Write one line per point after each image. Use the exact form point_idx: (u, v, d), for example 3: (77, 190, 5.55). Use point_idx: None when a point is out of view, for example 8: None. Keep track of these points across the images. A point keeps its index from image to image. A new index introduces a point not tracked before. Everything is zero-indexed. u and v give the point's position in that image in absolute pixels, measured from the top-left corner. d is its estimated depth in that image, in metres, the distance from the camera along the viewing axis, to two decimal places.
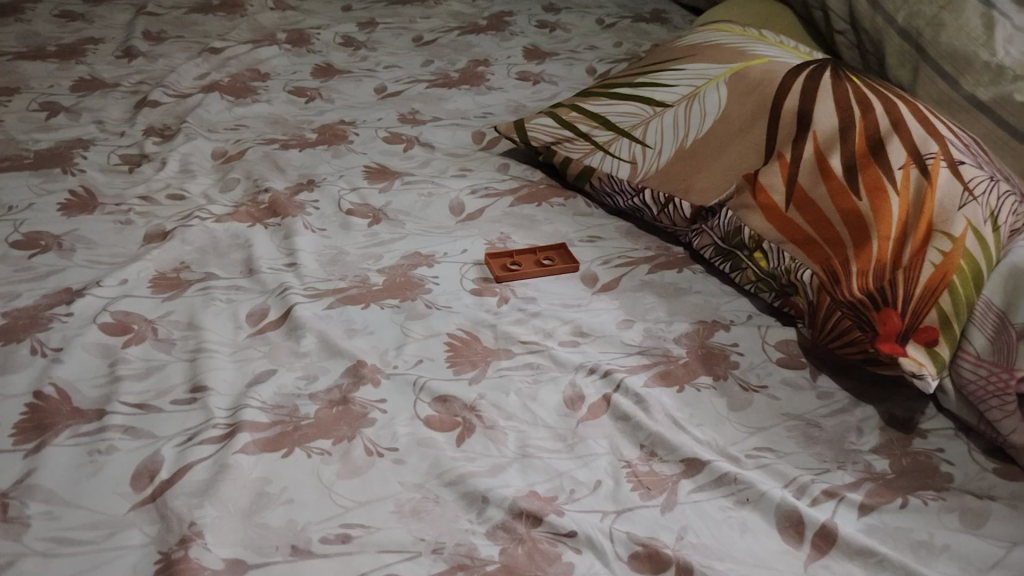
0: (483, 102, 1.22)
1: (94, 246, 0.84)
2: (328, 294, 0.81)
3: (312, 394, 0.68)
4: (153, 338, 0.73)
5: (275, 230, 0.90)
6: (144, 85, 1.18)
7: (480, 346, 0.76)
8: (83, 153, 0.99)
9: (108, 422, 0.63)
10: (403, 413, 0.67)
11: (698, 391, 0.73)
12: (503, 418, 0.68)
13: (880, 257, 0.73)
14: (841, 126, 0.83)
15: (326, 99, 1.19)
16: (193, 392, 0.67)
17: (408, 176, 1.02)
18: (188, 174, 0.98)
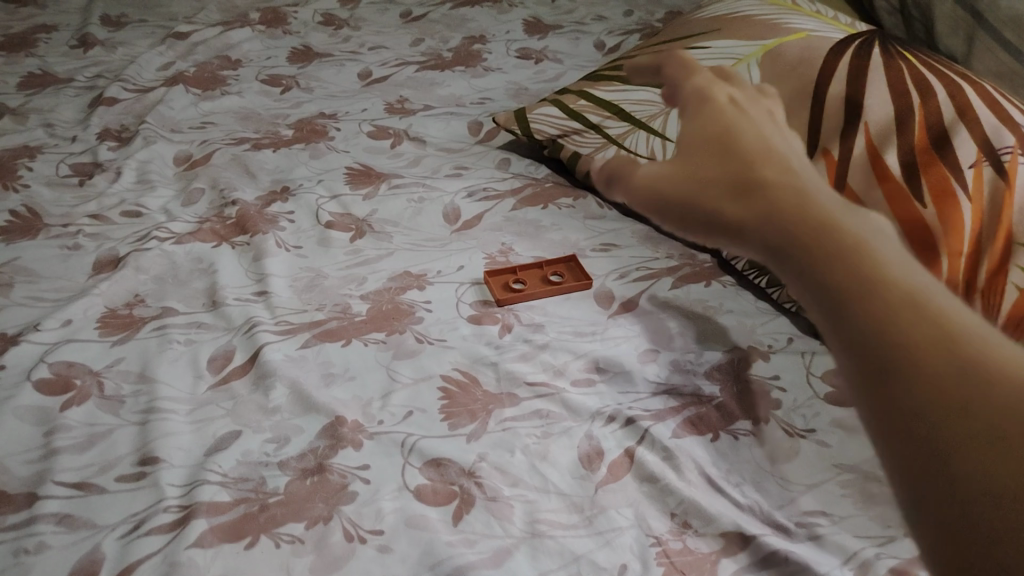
0: (479, 85, 1.10)
1: (34, 279, 0.73)
2: (303, 329, 0.70)
3: (281, 462, 0.58)
4: (98, 395, 0.62)
5: (244, 250, 0.79)
6: (101, 79, 1.06)
7: (478, 390, 0.65)
8: (28, 163, 0.88)
9: (38, 511, 0.53)
10: (389, 483, 0.57)
11: (736, 438, 0.63)
12: (508, 485, 0.58)
13: (954, 275, 0.63)
14: (896, 116, 0.72)
15: (304, 88, 1.07)
16: (142, 465, 0.57)
17: (395, 178, 0.90)
18: (146, 186, 0.86)
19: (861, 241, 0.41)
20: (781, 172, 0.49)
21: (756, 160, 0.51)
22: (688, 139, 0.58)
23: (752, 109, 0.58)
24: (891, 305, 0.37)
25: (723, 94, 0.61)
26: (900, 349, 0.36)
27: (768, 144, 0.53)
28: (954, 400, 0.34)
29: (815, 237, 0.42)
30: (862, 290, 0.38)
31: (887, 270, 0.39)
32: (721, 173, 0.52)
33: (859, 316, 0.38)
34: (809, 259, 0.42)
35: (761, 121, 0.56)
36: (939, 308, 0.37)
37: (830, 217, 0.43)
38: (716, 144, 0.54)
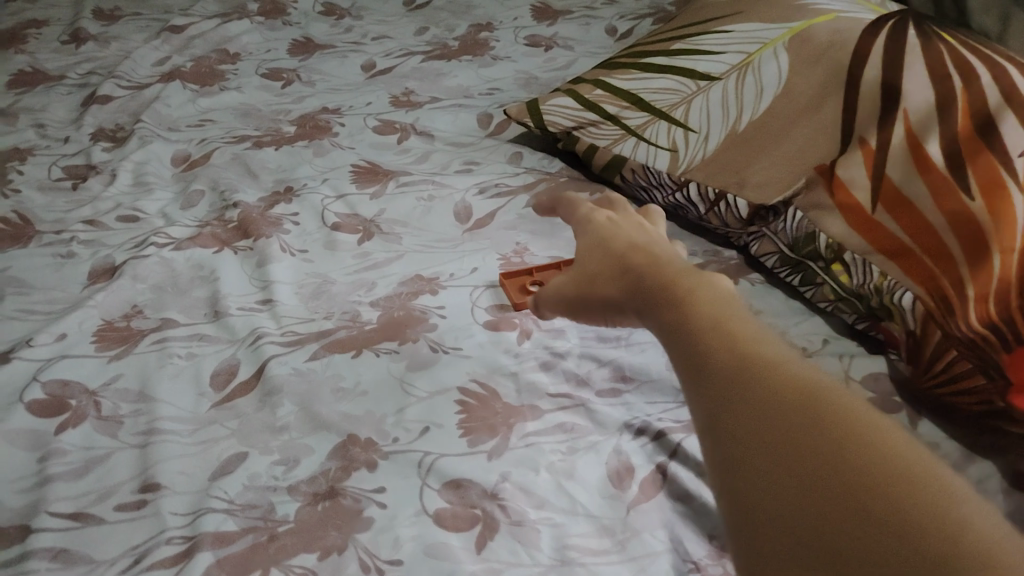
0: (488, 75, 1.05)
1: (27, 290, 0.69)
2: (311, 339, 0.66)
3: (291, 486, 0.55)
4: (95, 416, 0.59)
5: (246, 255, 0.75)
6: (95, 75, 1.02)
7: (498, 403, 0.61)
8: (19, 167, 0.84)
9: (31, 546, 0.50)
10: (406, 507, 0.53)
11: None
12: (533, 507, 0.54)
13: (1005, 277, 0.55)
14: (939, 101, 0.65)
15: (305, 81, 1.03)
16: (142, 493, 0.53)
17: (403, 176, 0.86)
18: (143, 188, 0.82)
19: (765, 355, 0.39)
20: (661, 273, 0.49)
21: (624, 278, 0.52)
22: (600, 237, 0.59)
23: (623, 225, 0.60)
24: (783, 430, 0.35)
25: (598, 219, 0.62)
26: (789, 476, 0.33)
27: (631, 252, 0.54)
28: (867, 523, 0.30)
29: (695, 347, 0.41)
30: (755, 411, 0.36)
31: (783, 392, 0.36)
32: (608, 289, 0.54)
33: (757, 450, 0.35)
34: (703, 372, 0.40)
35: (616, 237, 0.58)
36: (825, 430, 0.34)
37: (713, 309, 0.43)
38: (611, 257, 0.55)
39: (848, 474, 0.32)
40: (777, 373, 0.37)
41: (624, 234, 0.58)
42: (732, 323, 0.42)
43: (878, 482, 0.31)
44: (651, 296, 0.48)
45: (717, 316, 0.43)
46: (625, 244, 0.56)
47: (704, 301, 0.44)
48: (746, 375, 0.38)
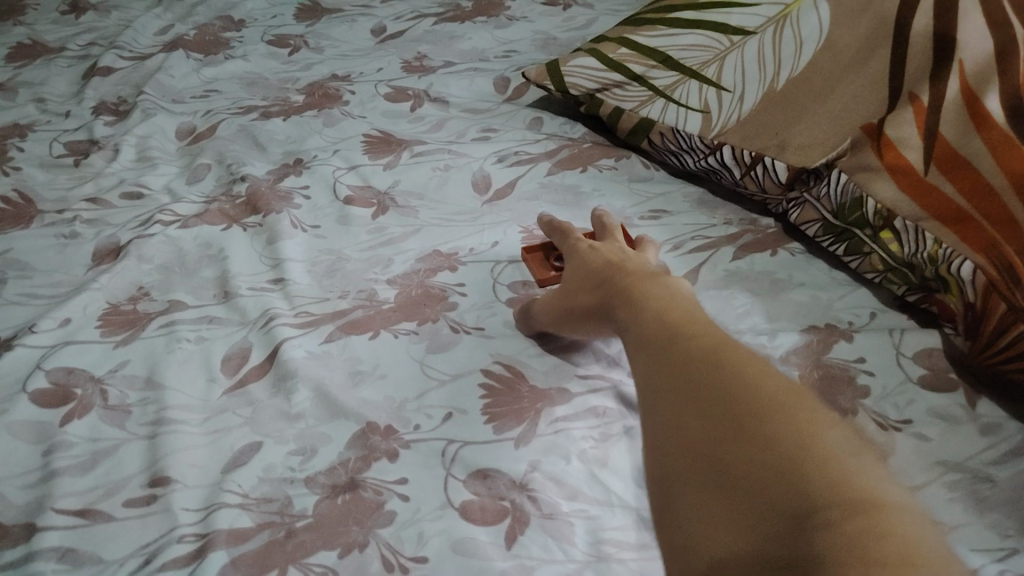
0: (504, 37, 1.00)
1: (29, 273, 0.66)
2: (326, 320, 0.63)
3: (308, 478, 0.52)
4: (101, 406, 0.56)
5: (256, 233, 0.71)
6: (95, 46, 0.98)
7: (524, 387, 0.58)
8: (19, 143, 0.81)
9: (37, 545, 0.47)
10: (430, 500, 0.50)
11: None
12: (565, 499, 0.51)
13: None
14: (998, 51, 0.60)
15: (313, 48, 0.98)
16: (152, 487, 0.51)
17: (418, 145, 0.82)
18: (147, 164, 0.79)
19: (704, 327, 0.45)
20: (634, 274, 0.55)
21: (601, 285, 0.56)
22: (585, 255, 0.61)
23: (608, 244, 0.62)
24: (699, 374, 0.41)
25: (581, 241, 0.64)
26: (698, 408, 0.39)
27: (612, 264, 0.58)
28: (753, 436, 0.36)
29: (645, 324, 0.48)
30: (680, 361, 0.42)
31: (707, 348, 0.42)
32: (583, 294, 0.57)
33: (674, 390, 0.41)
34: (649, 340, 0.46)
35: (602, 254, 0.60)
36: (733, 373, 0.40)
37: (665, 295, 0.50)
38: (593, 272, 0.58)
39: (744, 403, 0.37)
40: (704, 336, 0.44)
41: (608, 250, 0.61)
42: (681, 306, 0.48)
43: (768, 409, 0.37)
44: (621, 288, 0.53)
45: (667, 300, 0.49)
46: (607, 258, 0.59)
47: (661, 289, 0.51)
48: (681, 340, 0.44)
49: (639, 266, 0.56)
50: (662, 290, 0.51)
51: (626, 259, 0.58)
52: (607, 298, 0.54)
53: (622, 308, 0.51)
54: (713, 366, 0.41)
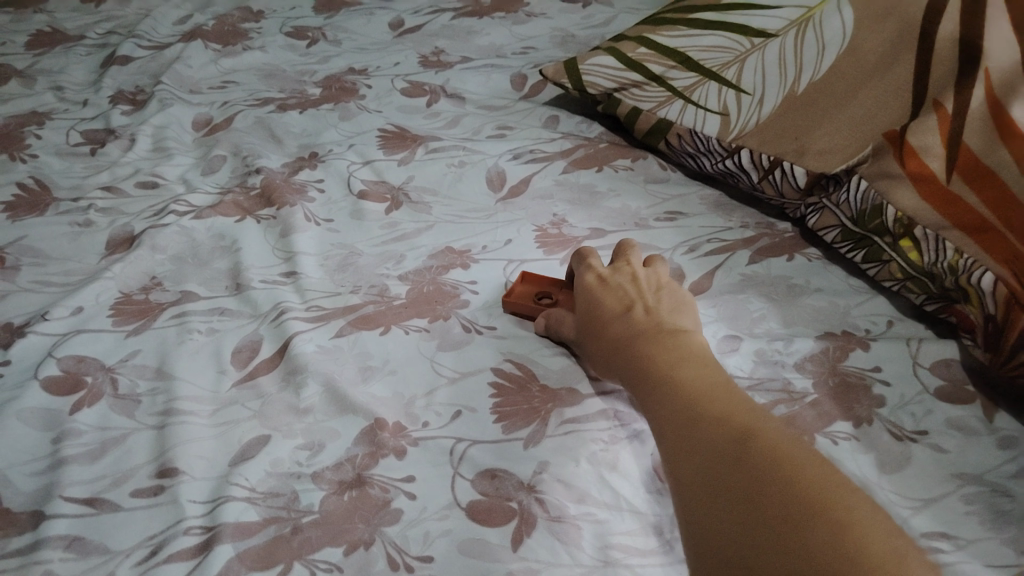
0: (523, 33, 0.99)
1: (43, 261, 0.67)
2: (337, 314, 0.63)
3: (315, 473, 0.52)
4: (111, 395, 0.56)
5: (269, 225, 0.71)
6: (114, 35, 0.98)
7: (534, 387, 0.57)
8: (36, 131, 0.81)
9: (45, 534, 0.47)
10: (437, 499, 0.50)
11: (836, 442, 0.53)
12: (573, 501, 0.50)
13: None
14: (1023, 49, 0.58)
15: (331, 40, 0.98)
16: (160, 478, 0.51)
17: (433, 141, 0.81)
18: (163, 154, 0.79)
19: (712, 388, 0.47)
20: (647, 323, 0.55)
21: (615, 331, 0.55)
22: (596, 289, 0.59)
23: (619, 277, 0.60)
24: (712, 446, 0.43)
25: (590, 269, 0.62)
26: (712, 487, 0.41)
27: (625, 307, 0.57)
28: (792, 539, 0.36)
29: (656, 385, 0.49)
30: (689, 434, 0.45)
31: (714, 416, 0.45)
32: (598, 340, 0.56)
33: (692, 468, 0.43)
34: (661, 405, 0.48)
35: (613, 290, 0.59)
36: (743, 445, 0.42)
37: (675, 347, 0.52)
38: (607, 326, 0.56)
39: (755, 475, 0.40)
40: (712, 401, 0.46)
41: (619, 287, 0.59)
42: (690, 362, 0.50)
43: (778, 481, 0.39)
44: (634, 338, 0.54)
45: (677, 353, 0.51)
46: (620, 298, 0.58)
47: (671, 341, 0.52)
48: (691, 408, 0.46)
49: (650, 311, 0.56)
50: (673, 342, 0.52)
51: (637, 302, 0.57)
52: (619, 350, 0.54)
53: (631, 364, 0.52)
54: (724, 436, 0.43)
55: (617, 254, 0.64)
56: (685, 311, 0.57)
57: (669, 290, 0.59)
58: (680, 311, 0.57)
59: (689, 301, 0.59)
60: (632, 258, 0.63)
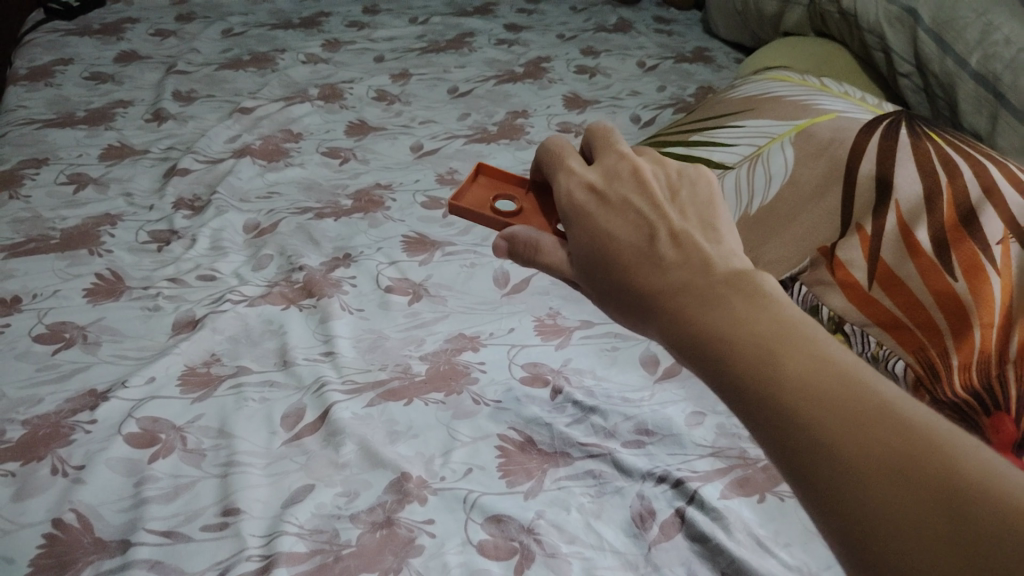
0: (524, 157, 1.16)
1: (120, 338, 0.79)
2: (368, 388, 0.75)
3: (352, 515, 0.62)
4: (181, 449, 0.67)
5: (311, 313, 0.84)
6: (175, 151, 1.14)
7: (534, 450, 0.69)
8: (111, 230, 0.95)
9: (132, 556, 0.58)
10: (453, 537, 0.61)
11: (781, 500, 0.65)
12: (565, 542, 0.61)
13: (984, 348, 0.62)
14: (926, 194, 0.75)
15: (361, 160, 1.14)
16: (225, 516, 0.61)
17: (449, 246, 0.96)
18: (219, 252, 0.93)
19: (769, 309, 0.38)
20: (678, 253, 0.43)
21: (636, 269, 0.44)
22: (595, 208, 0.49)
23: (617, 187, 0.50)
24: (796, 399, 0.34)
25: (578, 182, 0.51)
26: (808, 446, 0.33)
27: (641, 232, 0.46)
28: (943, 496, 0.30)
29: (697, 318, 0.39)
30: (761, 377, 0.35)
31: (784, 350, 0.36)
32: (609, 274, 0.45)
33: (762, 420, 0.35)
34: (711, 351, 0.38)
35: (618, 209, 0.48)
36: (837, 392, 0.33)
37: (715, 269, 0.41)
38: (627, 256, 0.45)
39: (865, 428, 0.32)
40: (778, 328, 0.37)
41: (625, 202, 0.48)
42: (733, 278, 0.40)
43: (898, 436, 0.32)
44: (661, 272, 0.43)
45: (718, 275, 0.41)
46: (631, 220, 0.47)
47: (710, 265, 0.42)
48: (752, 343, 0.36)
49: (673, 235, 0.45)
50: (712, 264, 0.42)
51: (655, 225, 0.46)
52: (645, 291, 0.43)
53: (661, 301, 0.41)
54: (805, 375, 0.34)
55: (606, 157, 0.54)
56: (711, 222, 0.47)
57: (687, 197, 0.49)
58: (710, 228, 0.46)
59: (717, 208, 0.48)
60: (626, 160, 0.52)
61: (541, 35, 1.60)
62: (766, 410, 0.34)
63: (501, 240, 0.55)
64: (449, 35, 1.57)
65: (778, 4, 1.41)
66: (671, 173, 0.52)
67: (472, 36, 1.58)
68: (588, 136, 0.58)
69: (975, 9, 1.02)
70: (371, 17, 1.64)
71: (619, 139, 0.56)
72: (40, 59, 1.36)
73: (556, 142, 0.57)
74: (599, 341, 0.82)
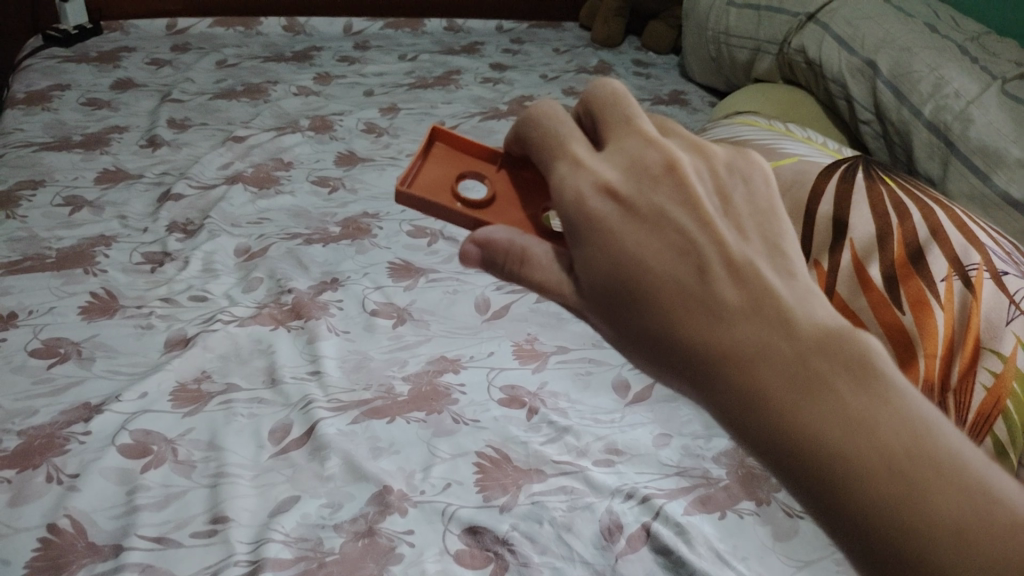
0: None
1: (113, 354, 0.83)
2: (352, 407, 0.78)
3: (336, 524, 0.66)
4: (172, 460, 0.70)
5: (298, 334, 0.88)
6: (168, 176, 1.18)
7: (509, 466, 0.73)
8: (105, 251, 0.99)
9: (124, 560, 0.61)
10: (431, 547, 0.64)
11: (741, 516, 0.69)
12: (538, 552, 0.65)
13: (928, 377, 0.63)
14: (878, 234, 0.71)
15: (349, 189, 1.18)
16: (213, 523, 0.65)
17: (433, 274, 1.00)
18: (210, 274, 0.97)
19: (879, 396, 0.32)
20: (745, 298, 0.35)
21: (693, 325, 0.35)
22: (620, 222, 0.37)
23: (647, 189, 0.38)
24: (919, 529, 0.30)
25: (590, 179, 0.38)
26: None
27: (688, 263, 0.36)
28: None
29: (782, 402, 0.33)
30: (882, 496, 0.31)
31: (903, 460, 0.31)
32: (643, 319, 0.36)
33: (871, 541, 0.31)
34: (813, 451, 0.32)
35: (656, 228, 0.37)
36: (966, 512, 0.31)
37: (797, 328, 0.34)
38: (676, 303, 0.35)
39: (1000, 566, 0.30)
40: (892, 429, 0.32)
41: (663, 219, 0.37)
42: (826, 344, 0.33)
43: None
44: (728, 329, 0.34)
45: (803, 337, 0.34)
46: (673, 243, 0.37)
47: (790, 322, 0.34)
48: (862, 445, 0.31)
49: (733, 269, 0.36)
50: (792, 318, 0.34)
51: (707, 255, 0.36)
52: (705, 357, 0.34)
53: (727, 369, 0.34)
54: (929, 495, 0.31)
55: (622, 137, 0.41)
56: (773, 241, 0.38)
57: (738, 204, 0.39)
58: (775, 254, 0.37)
59: (773, 217, 0.39)
60: (652, 148, 0.40)
61: (526, 74, 1.66)
62: (880, 533, 0.31)
63: (471, 245, 0.45)
64: (436, 72, 1.64)
65: (749, 53, 1.49)
66: (714, 168, 0.41)
67: (459, 73, 1.64)
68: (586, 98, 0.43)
69: (928, 65, 1.10)
70: (361, 53, 1.70)
71: (634, 111, 0.42)
72: (38, 84, 1.40)
73: (544, 113, 0.43)
74: (574, 366, 0.86)
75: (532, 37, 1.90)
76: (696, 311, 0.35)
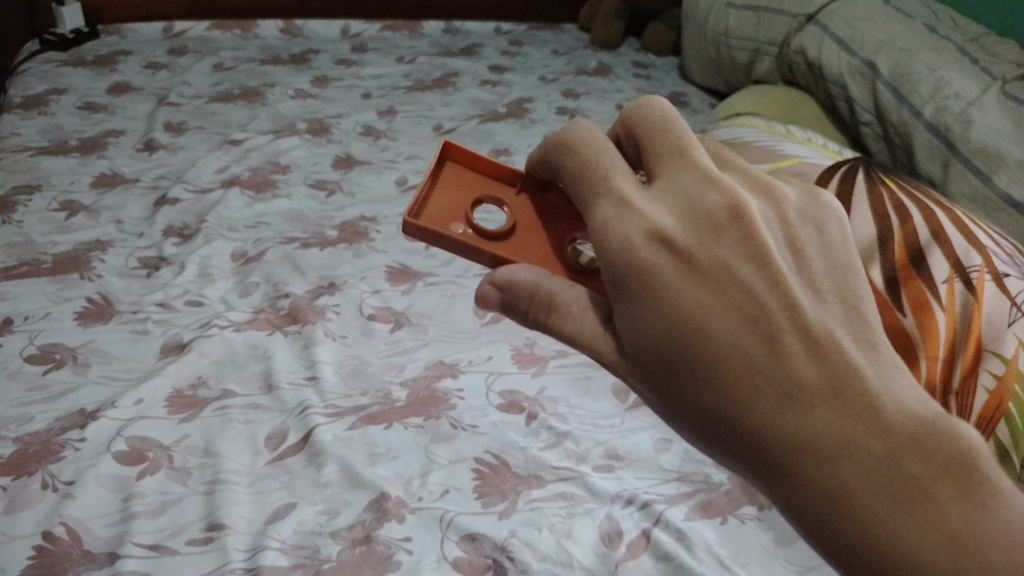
0: None
1: (109, 360, 0.82)
2: (350, 413, 0.77)
3: (333, 531, 0.65)
4: (168, 467, 0.70)
5: (294, 339, 0.87)
6: (165, 180, 1.17)
7: (508, 472, 0.72)
8: (101, 256, 0.98)
9: (119, 568, 0.60)
10: (429, 554, 0.64)
11: (742, 522, 0.69)
12: (537, 559, 0.64)
13: (931, 380, 0.60)
14: (878, 235, 0.69)
15: (347, 193, 1.18)
16: (209, 531, 0.64)
17: (431, 277, 1.00)
18: (207, 279, 0.96)
19: (952, 472, 0.34)
20: (813, 370, 0.35)
21: (761, 403, 0.35)
22: (684, 285, 0.36)
23: (709, 243, 0.37)
24: None
25: (641, 226, 0.37)
26: None
27: (760, 334, 0.36)
28: None
29: (861, 489, 0.34)
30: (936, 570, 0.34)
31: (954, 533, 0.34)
32: (703, 387, 0.36)
33: None
34: (873, 529, 0.34)
35: (723, 290, 0.36)
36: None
37: (865, 402, 0.35)
38: (743, 378, 0.35)
39: None
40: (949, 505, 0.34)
41: (731, 279, 0.37)
42: (912, 427, 0.34)
43: None
44: (807, 415, 0.35)
45: (890, 423, 0.34)
46: (737, 305, 0.36)
47: (858, 395, 0.35)
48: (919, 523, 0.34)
49: (809, 343, 0.36)
50: (876, 402, 0.35)
51: (780, 325, 0.36)
52: (771, 433, 0.35)
53: (805, 457, 0.35)
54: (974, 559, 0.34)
55: (677, 176, 0.39)
56: (852, 301, 0.38)
57: (814, 258, 0.39)
58: (854, 318, 0.37)
59: (840, 266, 0.39)
60: (712, 187, 0.38)
61: (524, 76, 1.66)
62: None
63: (488, 287, 0.44)
64: (434, 74, 1.63)
65: (750, 54, 1.49)
66: (786, 214, 0.40)
67: (457, 75, 1.64)
68: (633, 127, 0.42)
69: (928, 66, 1.10)
70: (359, 55, 1.70)
71: (684, 135, 0.40)
72: (34, 89, 1.39)
73: (582, 139, 0.42)
74: (573, 370, 0.86)
75: (531, 39, 1.89)
76: (761, 385, 0.35)
